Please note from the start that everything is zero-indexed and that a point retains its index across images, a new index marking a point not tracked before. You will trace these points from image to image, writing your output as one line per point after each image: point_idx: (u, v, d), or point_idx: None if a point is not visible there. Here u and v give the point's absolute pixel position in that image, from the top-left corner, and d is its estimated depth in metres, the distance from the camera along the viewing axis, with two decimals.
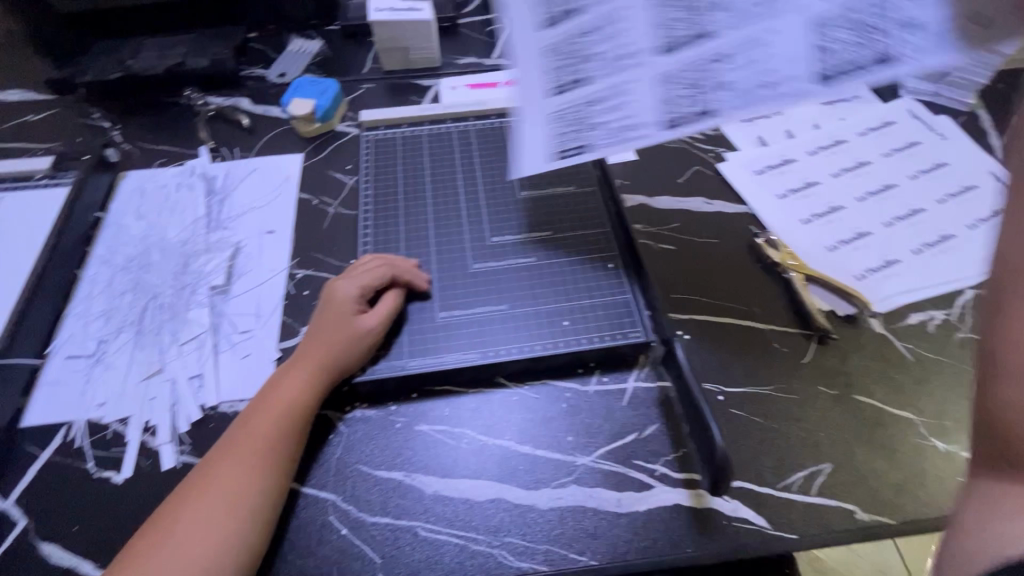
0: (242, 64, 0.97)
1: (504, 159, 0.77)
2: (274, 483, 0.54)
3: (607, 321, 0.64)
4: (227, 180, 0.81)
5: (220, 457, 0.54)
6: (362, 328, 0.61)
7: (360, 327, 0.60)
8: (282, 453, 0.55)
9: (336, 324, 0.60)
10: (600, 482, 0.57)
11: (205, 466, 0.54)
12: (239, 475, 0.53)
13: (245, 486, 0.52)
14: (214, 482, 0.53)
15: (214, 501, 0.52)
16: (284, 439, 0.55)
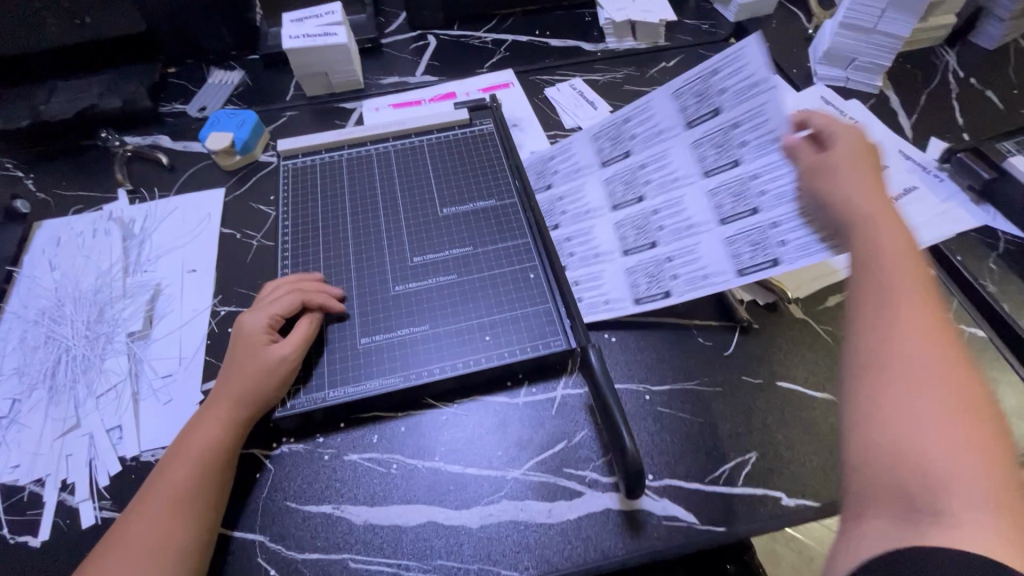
0: (161, 101, 0.96)
1: (425, 177, 0.77)
2: (201, 524, 0.52)
3: (528, 332, 0.64)
4: (146, 222, 0.79)
5: (141, 504, 0.53)
6: (279, 355, 0.60)
7: (277, 354, 0.59)
8: (209, 490, 0.54)
9: (251, 355, 0.59)
10: (531, 494, 0.57)
11: (126, 516, 0.53)
12: (163, 519, 0.51)
13: (170, 529, 0.51)
14: (136, 529, 0.51)
15: (137, 549, 0.50)
16: (210, 475, 0.54)
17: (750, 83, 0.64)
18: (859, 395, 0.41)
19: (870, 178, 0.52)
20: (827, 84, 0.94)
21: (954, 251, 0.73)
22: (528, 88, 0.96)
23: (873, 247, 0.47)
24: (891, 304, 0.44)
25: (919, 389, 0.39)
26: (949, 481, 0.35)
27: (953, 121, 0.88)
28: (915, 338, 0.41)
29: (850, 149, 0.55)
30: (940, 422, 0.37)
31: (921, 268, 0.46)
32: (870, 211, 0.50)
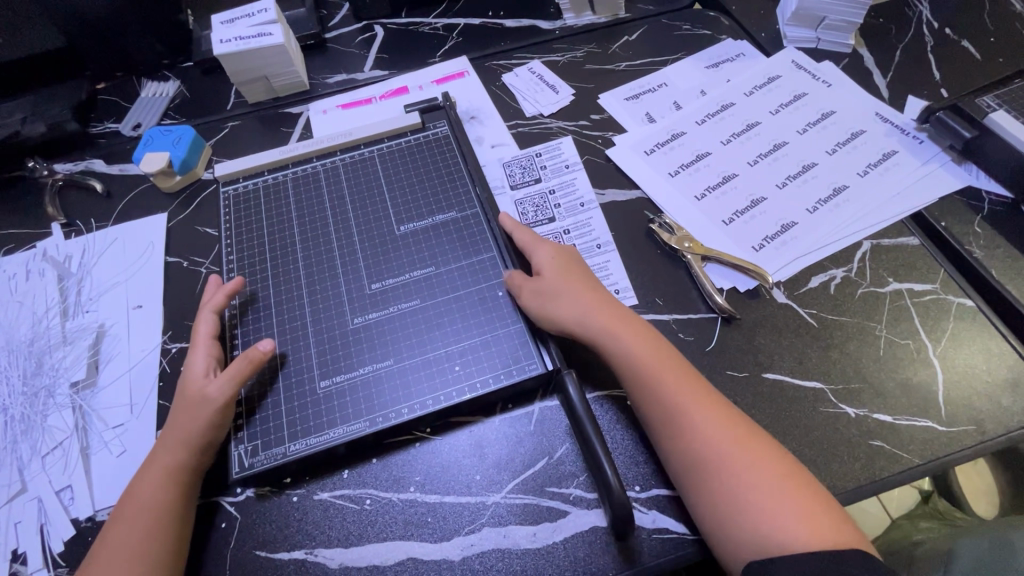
0: (91, 120, 0.88)
1: (378, 190, 0.72)
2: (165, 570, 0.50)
3: (499, 355, 0.60)
4: (84, 258, 0.74)
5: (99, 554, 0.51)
6: (215, 391, 0.56)
7: (213, 390, 0.56)
8: (165, 535, 0.51)
9: (192, 394, 0.57)
10: (514, 519, 0.54)
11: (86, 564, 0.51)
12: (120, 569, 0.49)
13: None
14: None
15: None
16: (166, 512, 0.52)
17: (565, 165, 0.78)
18: (687, 477, 0.52)
19: (581, 290, 0.60)
20: (797, 46, 0.89)
21: (938, 217, 0.70)
22: (484, 75, 0.90)
23: (625, 346, 0.57)
24: (658, 392, 0.54)
25: (706, 453, 0.52)
26: (761, 503, 0.49)
27: (931, 77, 0.84)
28: (686, 414, 0.53)
29: (556, 264, 0.62)
30: (731, 469, 0.51)
31: (652, 339, 0.58)
32: (608, 314, 0.59)
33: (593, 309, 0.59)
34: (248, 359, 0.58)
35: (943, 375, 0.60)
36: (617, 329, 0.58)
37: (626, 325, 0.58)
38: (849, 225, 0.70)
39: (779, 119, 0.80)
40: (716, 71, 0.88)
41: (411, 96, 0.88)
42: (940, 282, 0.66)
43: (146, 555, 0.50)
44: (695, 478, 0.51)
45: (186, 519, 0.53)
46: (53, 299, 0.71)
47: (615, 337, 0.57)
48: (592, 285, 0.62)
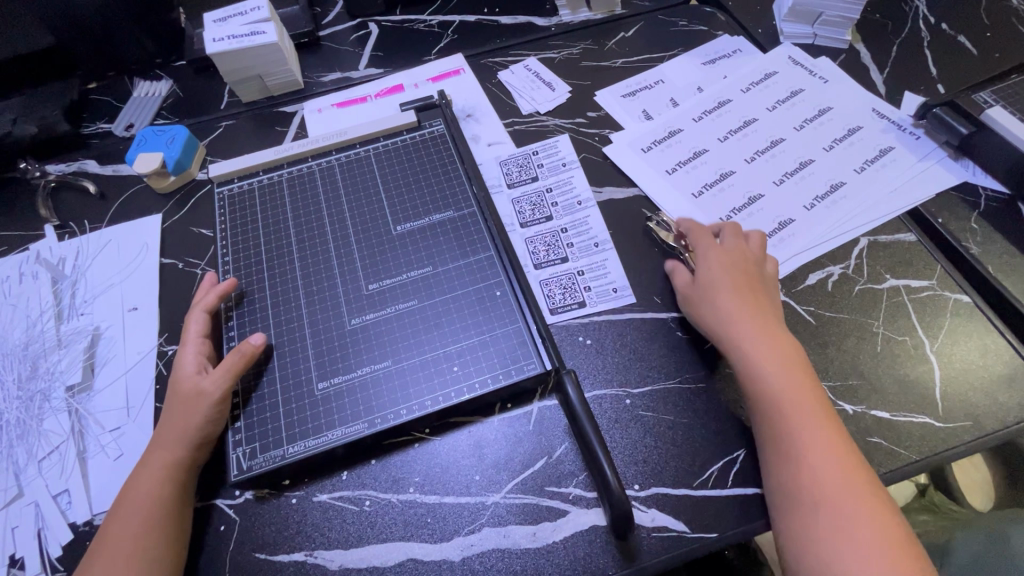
0: (83, 121, 0.87)
1: (374, 189, 0.72)
2: (164, 562, 0.51)
3: (498, 355, 0.59)
4: (78, 260, 0.73)
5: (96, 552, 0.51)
6: (209, 386, 0.56)
7: (207, 386, 0.56)
8: (164, 530, 0.51)
9: (185, 390, 0.57)
10: (514, 519, 0.54)
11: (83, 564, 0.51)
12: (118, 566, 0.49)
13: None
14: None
15: None
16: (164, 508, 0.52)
17: (562, 163, 0.78)
18: (785, 501, 0.51)
19: (742, 289, 0.61)
20: (793, 42, 0.89)
21: (935, 213, 0.70)
22: (480, 73, 0.90)
23: (760, 359, 0.56)
24: (786, 412, 0.54)
25: (817, 485, 0.51)
26: (852, 548, 0.48)
27: (927, 73, 0.84)
28: (807, 439, 0.52)
29: (730, 255, 0.63)
30: (835, 508, 0.50)
31: (794, 360, 0.57)
32: (746, 321, 0.59)
33: (729, 320, 0.59)
34: (240, 353, 0.58)
35: (940, 372, 0.60)
36: (757, 347, 0.57)
37: (771, 344, 0.57)
38: (847, 221, 0.70)
39: (776, 115, 0.80)
40: (712, 67, 0.88)
41: (407, 94, 0.87)
42: (937, 278, 0.66)
43: (145, 550, 0.50)
44: (795, 502, 0.51)
45: (183, 514, 0.53)
46: (47, 302, 0.70)
47: (750, 346, 0.57)
48: (762, 289, 0.62)
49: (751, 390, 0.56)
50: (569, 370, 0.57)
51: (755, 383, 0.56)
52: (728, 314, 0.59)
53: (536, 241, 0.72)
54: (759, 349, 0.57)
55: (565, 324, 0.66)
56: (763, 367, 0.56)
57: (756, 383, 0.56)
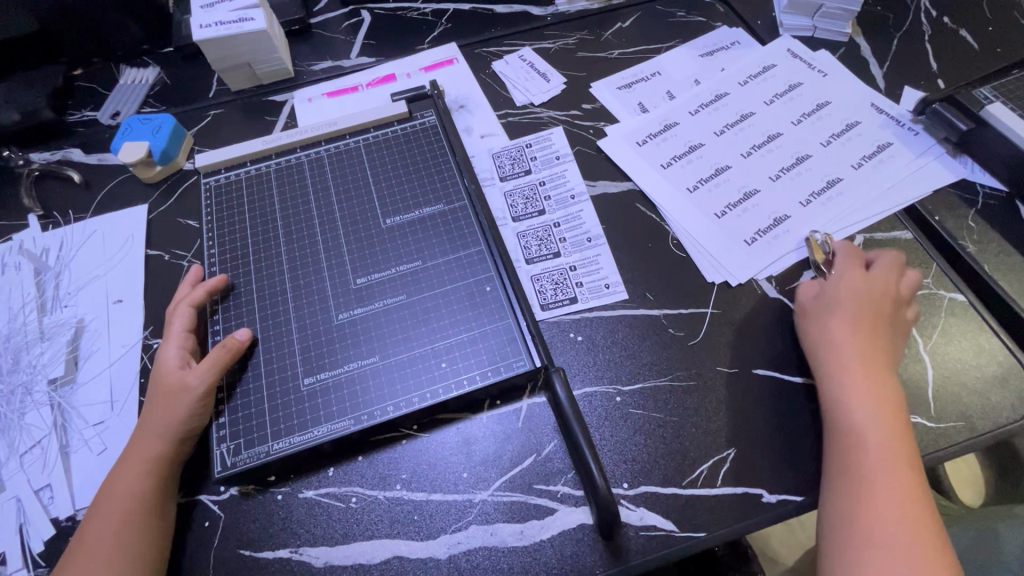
0: (67, 108, 0.85)
1: (363, 181, 0.71)
2: (149, 553, 0.50)
3: (487, 352, 0.59)
4: (62, 251, 0.72)
5: (81, 543, 0.51)
6: (192, 381, 0.56)
7: (190, 380, 0.56)
8: (145, 527, 0.51)
9: (168, 385, 0.56)
10: (501, 517, 0.54)
11: (67, 555, 0.51)
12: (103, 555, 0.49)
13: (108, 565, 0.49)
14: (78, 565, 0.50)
15: None
16: (148, 501, 0.52)
17: (555, 156, 0.77)
18: (835, 545, 0.50)
19: (856, 331, 0.58)
20: (793, 34, 0.87)
21: (932, 210, 0.69)
22: (474, 63, 0.88)
23: (864, 409, 0.54)
24: (876, 468, 0.51)
25: (879, 535, 0.49)
26: None
27: (927, 67, 0.83)
28: (886, 496, 0.50)
29: (848, 291, 0.60)
30: (895, 561, 0.48)
31: (903, 425, 0.53)
32: (852, 365, 0.56)
33: (840, 356, 0.57)
34: (225, 348, 0.57)
35: (932, 372, 0.60)
36: (870, 389, 0.54)
37: (886, 392, 0.54)
38: (842, 218, 0.69)
39: (774, 109, 0.79)
40: (710, 59, 0.86)
41: (399, 84, 0.86)
42: (932, 277, 0.65)
43: (127, 546, 0.50)
44: (855, 543, 0.49)
45: (165, 509, 0.53)
46: (30, 294, 0.69)
47: (857, 390, 0.54)
48: (882, 343, 0.57)
49: (844, 435, 0.53)
50: (557, 367, 0.57)
51: (849, 423, 0.54)
52: (834, 351, 0.57)
53: (527, 235, 0.71)
54: (873, 392, 0.54)
55: (556, 320, 0.65)
56: (870, 409, 0.53)
57: (849, 423, 0.53)
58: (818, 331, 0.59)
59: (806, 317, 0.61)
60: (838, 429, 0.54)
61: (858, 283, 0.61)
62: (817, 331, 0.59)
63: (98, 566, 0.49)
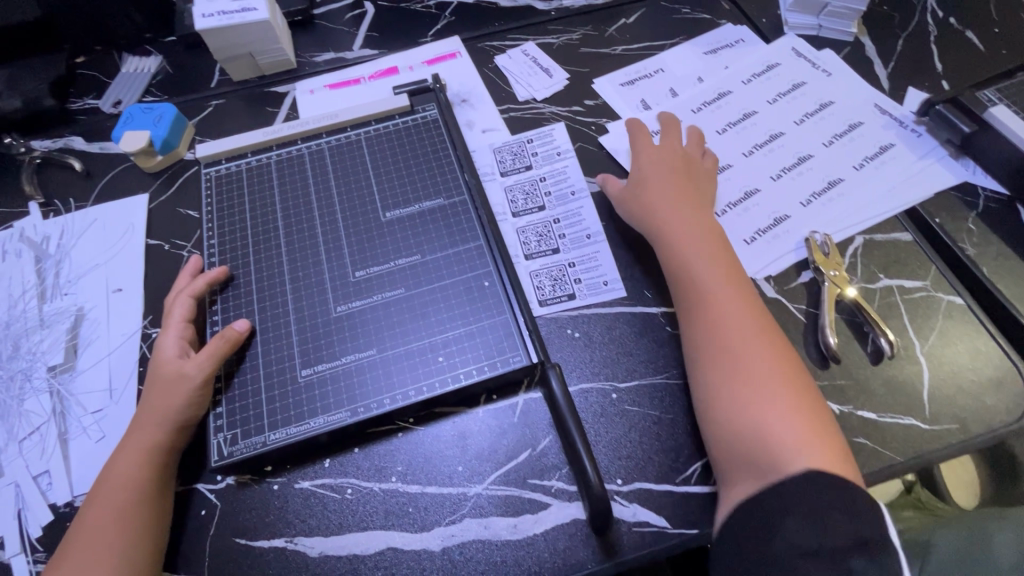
0: (69, 96, 0.85)
1: (363, 174, 0.71)
2: (148, 537, 0.51)
3: (485, 347, 0.59)
4: (62, 239, 0.72)
5: (81, 527, 0.51)
6: (190, 369, 0.56)
7: (189, 369, 0.56)
8: (140, 514, 0.51)
9: (166, 372, 0.56)
10: (495, 511, 0.54)
11: (67, 539, 0.52)
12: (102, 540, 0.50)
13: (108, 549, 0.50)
14: (77, 549, 0.50)
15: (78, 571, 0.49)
16: (147, 486, 0.52)
17: (556, 152, 0.77)
18: (719, 404, 0.54)
19: (682, 203, 0.66)
20: (798, 33, 0.87)
21: (932, 213, 0.69)
22: (476, 57, 0.88)
23: (697, 262, 0.61)
24: (720, 312, 0.58)
25: (739, 362, 0.55)
26: (777, 418, 0.52)
27: (932, 68, 0.82)
28: (733, 327, 0.57)
29: (655, 180, 0.69)
30: (761, 381, 0.54)
31: (726, 259, 0.62)
32: (684, 232, 0.64)
33: (672, 222, 0.65)
34: (224, 338, 0.58)
35: (928, 374, 0.60)
36: (690, 245, 0.63)
37: (706, 241, 0.63)
38: (841, 219, 0.69)
39: (776, 108, 0.79)
40: (714, 57, 0.86)
41: (401, 77, 0.85)
42: (931, 280, 0.65)
43: (128, 528, 0.51)
44: (722, 377, 0.55)
45: (161, 498, 0.53)
46: (30, 281, 0.69)
47: (687, 250, 0.62)
48: (694, 200, 0.67)
49: (685, 298, 0.60)
50: (554, 364, 0.59)
51: (685, 280, 0.61)
52: (667, 217, 0.65)
53: (527, 231, 0.71)
54: (693, 246, 0.63)
55: (554, 316, 0.65)
56: (695, 262, 0.62)
57: (684, 281, 0.61)
58: (659, 214, 0.66)
59: (646, 207, 0.67)
60: (683, 296, 0.61)
61: (646, 177, 0.69)
62: (660, 214, 0.66)
63: (93, 551, 0.50)
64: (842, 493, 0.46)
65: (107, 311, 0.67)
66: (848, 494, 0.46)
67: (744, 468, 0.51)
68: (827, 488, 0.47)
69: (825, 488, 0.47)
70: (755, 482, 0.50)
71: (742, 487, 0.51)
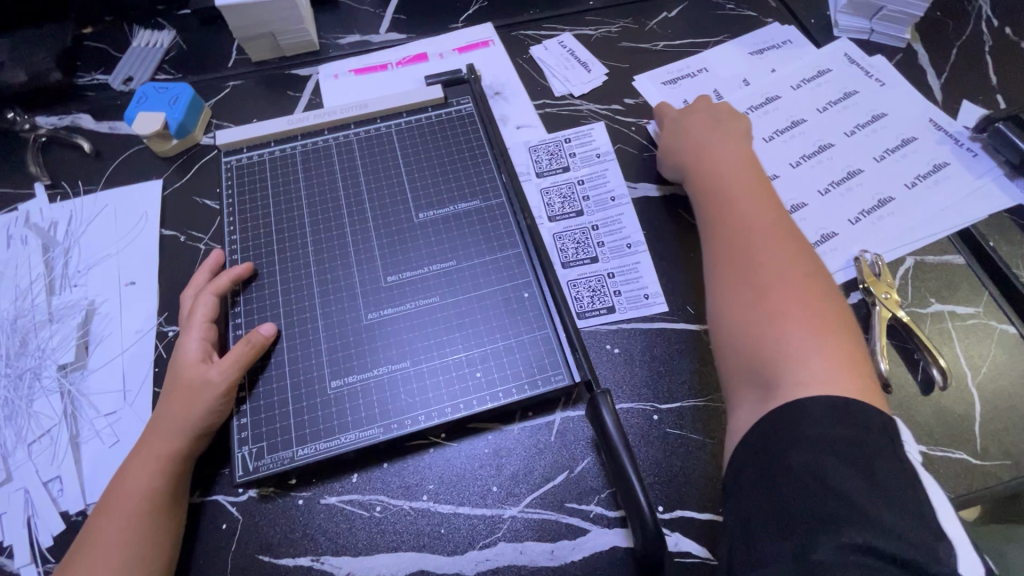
0: (76, 70, 0.80)
1: (396, 171, 0.67)
2: (162, 548, 0.48)
3: (524, 363, 0.56)
4: (71, 226, 0.68)
5: (93, 531, 0.49)
6: (215, 372, 0.53)
7: (213, 372, 0.53)
8: (153, 524, 0.49)
9: (189, 371, 0.53)
10: (531, 535, 0.52)
11: (78, 542, 0.49)
12: (117, 547, 0.47)
13: (122, 558, 0.47)
14: (90, 554, 0.47)
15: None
16: (164, 493, 0.50)
17: (596, 154, 0.73)
18: (728, 318, 0.52)
19: (712, 138, 0.67)
20: (848, 37, 0.83)
21: (986, 235, 0.66)
22: (510, 47, 0.83)
23: (725, 185, 0.61)
24: (740, 230, 0.56)
25: (757, 273, 0.53)
26: (794, 329, 0.48)
27: (986, 81, 0.79)
28: (756, 243, 0.55)
29: (687, 121, 0.70)
30: (779, 294, 0.50)
31: (758, 185, 0.61)
32: (713, 157, 0.64)
33: (702, 154, 0.65)
34: (249, 343, 0.55)
35: (980, 406, 0.58)
36: (720, 174, 0.63)
37: (737, 170, 0.63)
38: (893, 239, 0.66)
39: (826, 117, 0.75)
40: (760, 59, 0.82)
41: (431, 65, 0.81)
42: (984, 307, 0.63)
43: (143, 536, 0.48)
44: (737, 288, 0.53)
45: (174, 509, 0.50)
46: (37, 270, 0.65)
47: (716, 175, 0.63)
48: (726, 135, 0.67)
49: (709, 221, 0.60)
50: (603, 389, 0.52)
51: (710, 205, 0.61)
52: (698, 151, 0.66)
53: (565, 237, 0.68)
54: (722, 174, 0.63)
55: (592, 329, 0.62)
56: (721, 186, 0.61)
57: (710, 205, 0.61)
58: (689, 146, 0.67)
59: (674, 142, 0.68)
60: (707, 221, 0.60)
61: (684, 118, 0.71)
62: (689, 146, 0.67)
63: (101, 563, 0.47)
64: (849, 414, 0.41)
65: (120, 306, 0.63)
66: (856, 415, 0.40)
67: (748, 384, 0.48)
68: (833, 412, 0.41)
69: (830, 411, 0.41)
70: (759, 398, 0.47)
71: (747, 408, 0.47)
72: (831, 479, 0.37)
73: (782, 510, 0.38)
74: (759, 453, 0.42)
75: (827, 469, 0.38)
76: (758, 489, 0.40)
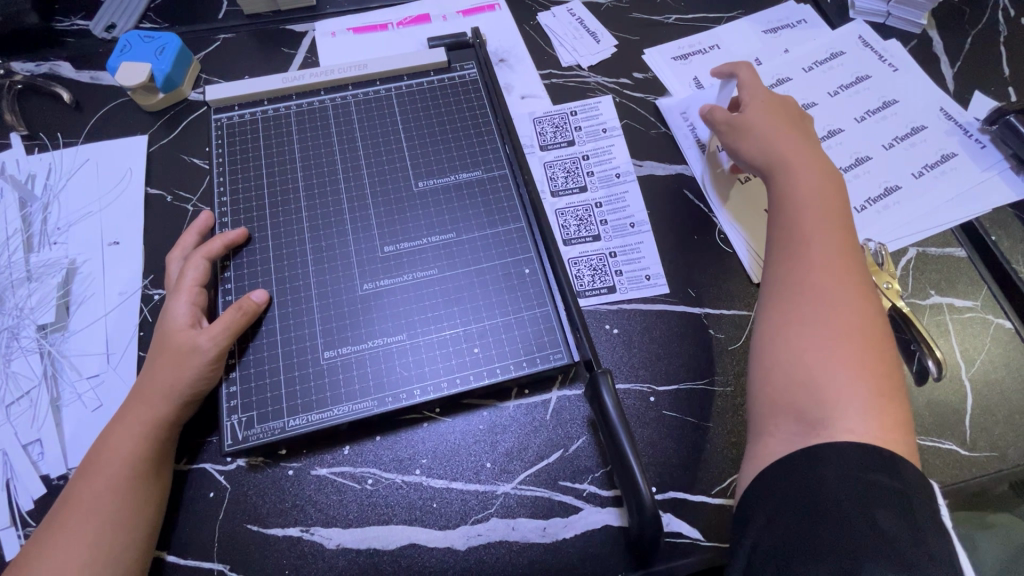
0: (54, 14, 0.75)
1: (395, 138, 0.65)
2: (150, 501, 0.48)
3: (524, 341, 0.55)
4: (50, 179, 0.65)
5: (82, 479, 0.48)
6: (205, 342, 0.51)
7: (203, 341, 0.51)
8: (143, 479, 0.48)
9: (180, 338, 0.51)
10: (524, 512, 0.51)
11: (69, 488, 0.48)
12: (106, 498, 0.46)
13: (112, 510, 0.46)
14: (79, 501, 0.47)
15: (79, 525, 0.45)
16: (155, 451, 0.49)
17: (602, 129, 0.71)
18: (780, 346, 0.49)
19: (791, 136, 0.60)
20: (863, 19, 0.81)
21: (989, 228, 0.66)
22: (517, 12, 0.80)
23: (797, 195, 0.55)
24: (812, 255, 0.51)
25: (820, 313, 0.49)
26: (849, 384, 0.45)
27: (999, 71, 0.77)
28: (825, 278, 0.50)
29: (765, 107, 0.62)
30: (839, 343, 0.47)
31: (835, 200, 0.55)
32: (790, 161, 0.57)
33: (776, 159, 0.58)
34: (240, 309, 0.53)
35: (972, 399, 0.58)
36: (797, 185, 0.56)
37: (820, 182, 0.56)
38: (897, 229, 0.66)
39: (837, 102, 0.73)
40: (773, 38, 0.80)
41: (434, 27, 0.77)
42: (982, 300, 0.63)
43: (132, 491, 0.47)
44: (792, 325, 0.49)
45: (163, 468, 0.49)
46: (15, 225, 0.62)
47: (790, 180, 0.56)
48: (802, 141, 0.60)
49: (774, 230, 0.55)
50: (604, 369, 0.51)
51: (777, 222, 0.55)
52: (772, 156, 0.59)
53: (567, 214, 0.66)
54: (800, 186, 0.56)
55: (592, 309, 0.61)
56: (795, 202, 0.55)
57: (777, 221, 0.55)
58: (757, 144, 0.60)
59: (742, 134, 0.62)
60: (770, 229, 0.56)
61: (762, 103, 0.63)
62: (760, 140, 0.60)
63: (83, 523, 0.45)
64: (894, 470, 0.40)
65: (102, 267, 0.60)
66: (894, 468, 0.40)
67: (788, 414, 0.46)
68: (880, 463, 0.40)
69: (874, 460, 0.40)
70: (798, 433, 0.45)
71: (781, 431, 0.46)
72: (873, 516, 0.37)
73: (824, 538, 0.37)
74: (796, 477, 0.41)
75: (871, 507, 0.38)
76: (793, 513, 0.40)
